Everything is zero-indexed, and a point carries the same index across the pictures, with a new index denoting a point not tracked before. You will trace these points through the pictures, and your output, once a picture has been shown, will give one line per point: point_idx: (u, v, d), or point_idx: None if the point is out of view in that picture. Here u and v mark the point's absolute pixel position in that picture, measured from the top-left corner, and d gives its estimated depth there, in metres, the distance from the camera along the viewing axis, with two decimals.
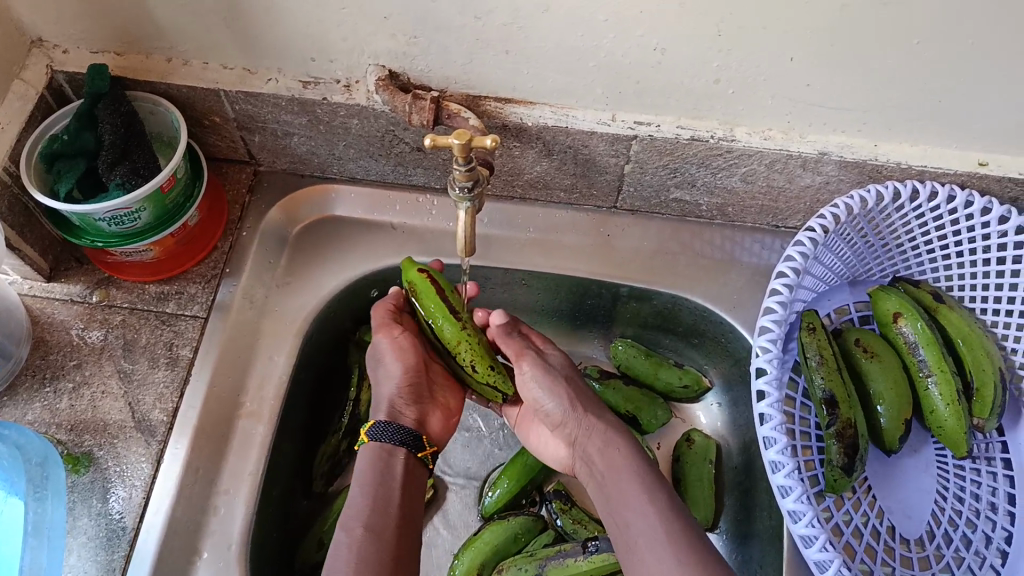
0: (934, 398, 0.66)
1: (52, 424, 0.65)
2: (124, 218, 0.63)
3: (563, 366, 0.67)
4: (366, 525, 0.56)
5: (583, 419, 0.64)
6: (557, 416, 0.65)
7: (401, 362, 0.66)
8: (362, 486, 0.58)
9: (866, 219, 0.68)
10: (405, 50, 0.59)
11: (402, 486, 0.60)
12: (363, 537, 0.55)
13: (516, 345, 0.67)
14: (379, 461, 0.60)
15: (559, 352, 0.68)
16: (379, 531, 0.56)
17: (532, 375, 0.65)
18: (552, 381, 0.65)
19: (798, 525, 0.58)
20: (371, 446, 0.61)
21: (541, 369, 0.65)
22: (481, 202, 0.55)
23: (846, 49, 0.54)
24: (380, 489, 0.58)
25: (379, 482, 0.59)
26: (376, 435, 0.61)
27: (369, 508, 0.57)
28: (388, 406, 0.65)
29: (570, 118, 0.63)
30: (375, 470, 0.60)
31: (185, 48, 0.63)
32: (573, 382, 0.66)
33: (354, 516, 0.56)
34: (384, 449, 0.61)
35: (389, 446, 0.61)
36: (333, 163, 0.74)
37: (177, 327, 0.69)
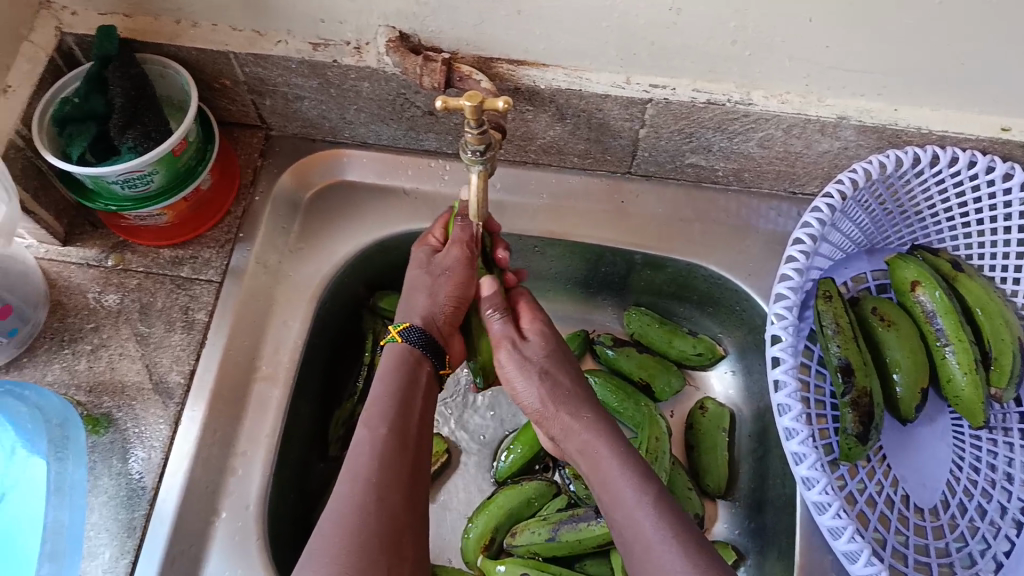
0: (951, 367, 0.65)
1: (72, 385, 0.66)
2: (136, 181, 0.63)
3: (541, 347, 0.62)
4: (392, 428, 0.55)
5: (557, 415, 0.59)
6: (532, 407, 0.61)
7: (460, 286, 0.62)
8: (390, 390, 0.57)
9: (884, 185, 0.67)
10: (415, 11, 0.58)
11: (427, 396, 0.58)
12: (387, 438, 0.54)
13: (501, 329, 0.63)
14: (405, 365, 0.59)
15: (537, 327, 0.64)
16: (402, 438, 0.55)
17: (510, 367, 0.62)
18: (526, 373, 0.61)
19: (811, 492, 0.57)
20: (400, 349, 0.59)
21: (513, 362, 0.61)
22: (493, 165, 0.55)
23: (866, 9, 0.52)
24: (408, 395, 0.57)
25: (407, 389, 0.57)
26: (410, 339, 0.59)
27: (395, 411, 0.56)
28: (428, 313, 0.61)
29: (584, 81, 0.62)
30: (403, 373, 0.58)
31: (194, 10, 0.62)
32: (550, 370, 0.61)
33: (380, 414, 0.55)
34: (413, 355, 0.59)
35: (417, 352, 0.59)
36: (345, 127, 0.74)
37: (193, 291, 0.70)
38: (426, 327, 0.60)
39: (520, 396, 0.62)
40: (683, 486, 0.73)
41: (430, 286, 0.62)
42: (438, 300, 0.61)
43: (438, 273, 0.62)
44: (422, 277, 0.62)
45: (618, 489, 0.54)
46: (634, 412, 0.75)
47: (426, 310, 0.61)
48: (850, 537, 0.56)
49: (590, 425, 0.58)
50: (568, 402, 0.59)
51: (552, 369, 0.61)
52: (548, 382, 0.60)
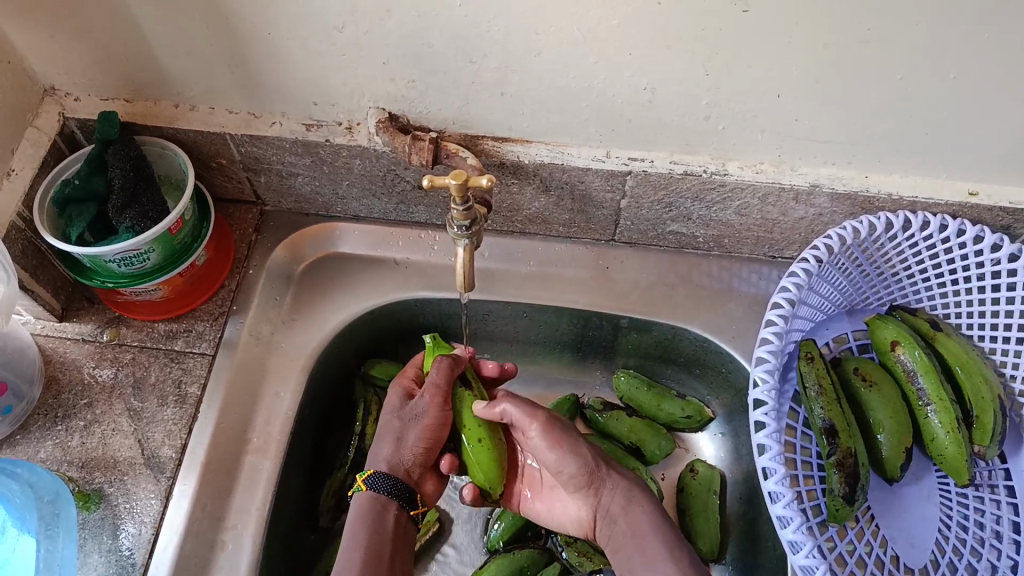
0: (934, 426, 0.67)
1: (64, 462, 0.67)
2: (133, 259, 0.64)
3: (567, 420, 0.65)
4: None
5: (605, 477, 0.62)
6: (579, 476, 0.62)
7: (432, 430, 0.62)
8: (355, 541, 0.59)
9: (860, 249, 0.69)
10: (404, 93, 0.61)
11: (394, 537, 0.60)
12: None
13: (520, 410, 0.60)
14: (371, 513, 0.61)
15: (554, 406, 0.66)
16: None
17: (545, 438, 0.61)
18: (572, 443, 0.62)
19: (798, 556, 0.58)
20: (366, 496, 0.61)
21: (560, 432, 0.61)
22: (479, 238, 0.57)
23: (830, 86, 0.55)
24: (375, 543, 0.59)
25: (373, 537, 0.59)
26: (375, 485, 0.61)
27: (363, 562, 0.58)
28: (394, 457, 0.62)
29: (566, 155, 0.65)
30: (368, 522, 0.60)
31: (192, 95, 0.65)
32: (588, 442, 0.64)
33: (350, 568, 0.57)
34: (380, 500, 0.61)
35: (383, 497, 0.61)
36: (337, 202, 0.76)
37: (186, 365, 0.71)
38: (391, 470, 0.62)
39: (561, 467, 0.62)
40: None
41: (398, 433, 0.62)
42: (403, 448, 0.62)
43: (410, 419, 0.62)
44: (394, 420, 0.63)
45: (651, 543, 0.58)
46: None
47: (394, 455, 0.62)
48: None
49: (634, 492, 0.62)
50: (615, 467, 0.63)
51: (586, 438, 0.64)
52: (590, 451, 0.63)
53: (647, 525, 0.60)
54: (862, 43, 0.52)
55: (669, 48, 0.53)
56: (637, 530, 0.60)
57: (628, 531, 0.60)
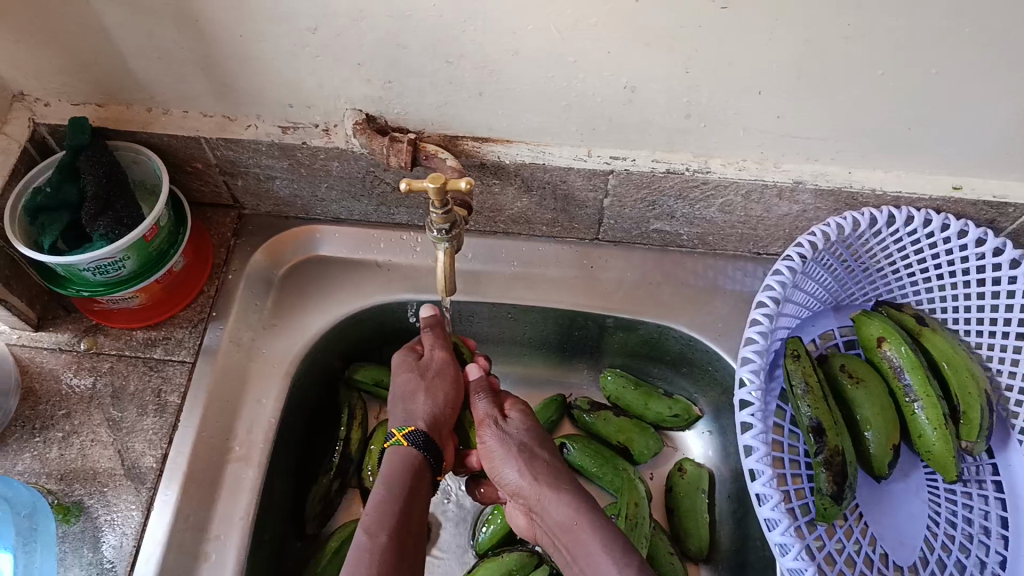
0: (922, 423, 0.66)
1: (42, 474, 0.65)
2: (108, 267, 0.63)
3: (521, 426, 0.66)
4: (390, 532, 0.57)
5: (544, 489, 0.62)
6: (515, 485, 0.64)
7: (452, 386, 0.67)
8: (390, 493, 0.59)
9: (844, 245, 0.69)
10: (381, 94, 0.60)
11: (423, 501, 0.61)
12: (387, 545, 0.57)
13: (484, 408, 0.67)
14: (410, 469, 0.61)
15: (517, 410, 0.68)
16: (400, 542, 0.58)
17: (490, 446, 0.65)
18: (509, 452, 0.64)
19: (786, 558, 0.57)
20: (406, 451, 0.62)
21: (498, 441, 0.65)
22: (459, 241, 0.56)
23: (811, 82, 0.55)
24: (407, 499, 0.59)
25: (406, 493, 0.60)
26: (416, 441, 0.62)
27: (395, 516, 0.58)
28: (429, 414, 0.64)
29: (546, 154, 0.64)
30: (403, 477, 0.60)
31: (166, 99, 0.64)
32: (531, 454, 0.64)
33: (381, 521, 0.58)
34: (420, 456, 0.62)
35: (420, 456, 0.62)
36: (316, 204, 0.75)
37: (165, 373, 0.70)
38: (430, 426, 0.64)
39: (502, 474, 0.65)
40: (664, 551, 0.72)
41: (426, 387, 0.66)
42: (436, 401, 0.65)
43: (432, 376, 0.66)
44: (414, 378, 0.66)
45: (596, 560, 0.57)
46: (613, 476, 0.75)
47: (429, 414, 0.64)
48: None
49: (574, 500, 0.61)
50: (550, 479, 0.63)
51: (533, 446, 0.65)
52: (530, 456, 0.64)
53: (589, 541, 0.58)
54: (842, 39, 0.51)
55: (648, 46, 0.52)
56: (574, 549, 0.59)
57: (568, 544, 0.60)
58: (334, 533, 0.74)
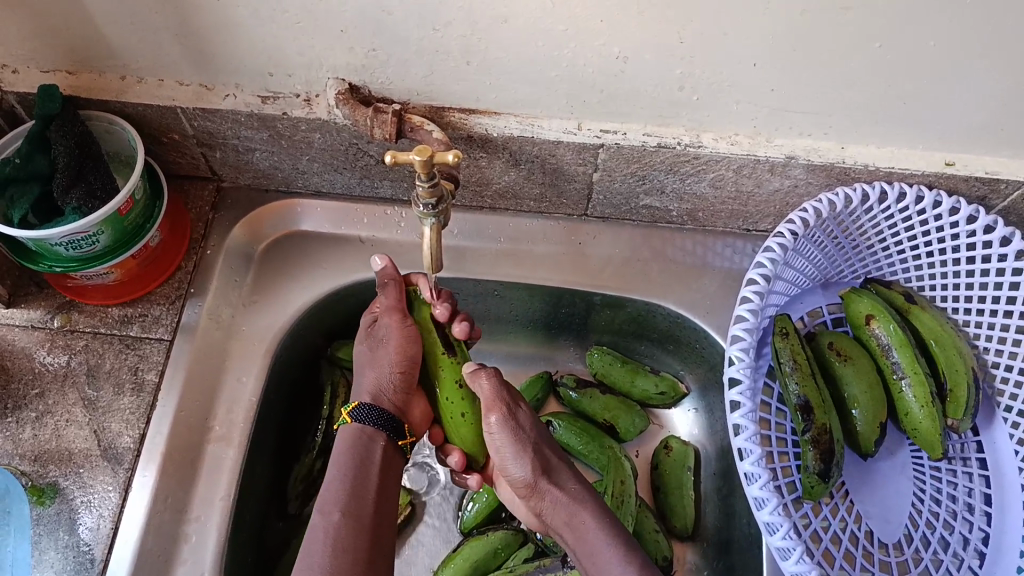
0: (909, 400, 0.66)
1: (16, 455, 0.64)
2: (81, 242, 0.61)
3: (528, 421, 0.62)
4: (345, 510, 0.55)
5: (548, 487, 0.61)
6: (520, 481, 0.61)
7: (401, 350, 0.62)
8: (341, 470, 0.57)
9: (835, 222, 0.68)
10: (365, 63, 0.58)
11: (381, 474, 0.58)
12: (341, 523, 0.54)
13: (491, 390, 0.60)
14: (358, 443, 0.59)
15: (524, 403, 0.63)
16: (356, 518, 0.55)
17: (501, 436, 0.60)
18: (524, 447, 0.60)
19: (775, 538, 0.57)
20: (352, 428, 0.60)
21: (512, 433, 0.60)
22: (446, 217, 0.54)
23: (807, 54, 0.53)
24: (358, 471, 0.57)
25: (358, 468, 0.57)
26: (361, 416, 0.60)
27: (348, 492, 0.56)
28: (376, 388, 0.62)
29: (536, 128, 0.62)
30: (355, 450, 0.59)
31: (139, 66, 0.61)
32: (541, 445, 0.62)
33: (333, 499, 0.56)
34: (367, 432, 0.60)
35: (370, 429, 0.60)
36: (297, 177, 0.73)
37: (142, 351, 0.68)
38: (375, 401, 0.61)
39: (505, 465, 0.61)
40: (649, 529, 0.72)
41: (372, 358, 0.62)
42: (383, 372, 0.61)
43: (379, 346, 0.62)
44: (366, 352, 0.63)
45: (606, 559, 0.56)
46: (598, 455, 0.75)
47: (375, 387, 0.62)
48: None
49: (576, 499, 0.60)
50: (558, 472, 0.61)
51: (541, 442, 0.62)
52: (540, 447, 0.62)
53: (597, 537, 0.58)
54: (840, 10, 0.50)
55: (642, 16, 0.51)
56: (580, 541, 0.59)
57: (576, 543, 0.59)
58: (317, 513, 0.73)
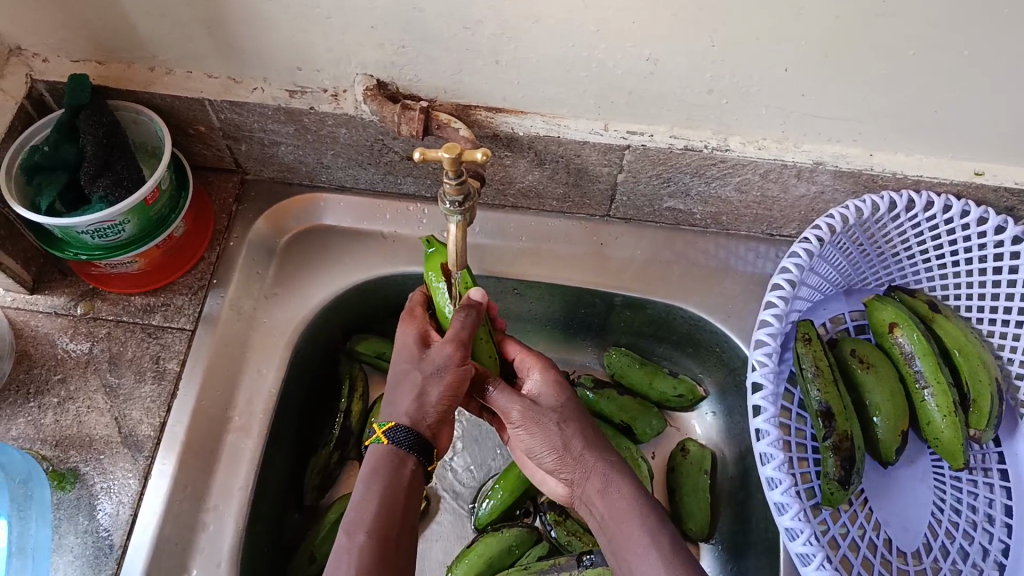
0: (930, 409, 0.66)
1: (37, 440, 0.64)
2: (107, 231, 0.61)
3: (552, 400, 0.60)
4: (371, 532, 0.52)
5: (582, 461, 0.58)
6: (552, 462, 0.59)
7: (454, 388, 0.56)
8: (370, 489, 0.53)
9: (861, 229, 0.67)
10: (393, 60, 0.58)
11: (410, 497, 0.55)
12: (366, 544, 0.51)
13: (503, 396, 0.59)
14: (391, 466, 0.54)
15: (548, 378, 0.61)
16: (383, 544, 0.52)
17: (525, 426, 0.59)
18: (546, 430, 0.58)
19: (795, 543, 0.57)
20: (385, 448, 0.55)
21: (534, 420, 0.59)
22: (472, 216, 0.54)
23: (840, 61, 0.53)
24: (388, 492, 0.53)
25: (389, 488, 0.54)
26: (398, 441, 0.54)
27: (376, 513, 0.53)
28: (417, 412, 0.55)
29: (562, 128, 0.62)
30: (385, 472, 0.54)
31: (168, 58, 0.62)
32: (570, 423, 0.59)
33: (360, 520, 0.52)
34: (400, 455, 0.55)
35: (403, 452, 0.55)
36: (321, 171, 0.73)
37: (164, 340, 0.68)
38: (414, 426, 0.55)
39: (536, 448, 0.60)
40: None
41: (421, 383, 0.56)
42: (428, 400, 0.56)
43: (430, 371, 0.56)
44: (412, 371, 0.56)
45: (636, 536, 0.54)
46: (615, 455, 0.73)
47: (415, 410, 0.55)
48: None
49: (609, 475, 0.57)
50: (588, 448, 0.58)
51: (569, 417, 0.59)
52: (569, 421, 0.59)
53: (630, 518, 0.55)
54: (875, 17, 0.49)
55: (675, 18, 0.51)
56: (617, 531, 0.55)
57: (608, 522, 0.56)
58: (332, 505, 0.73)
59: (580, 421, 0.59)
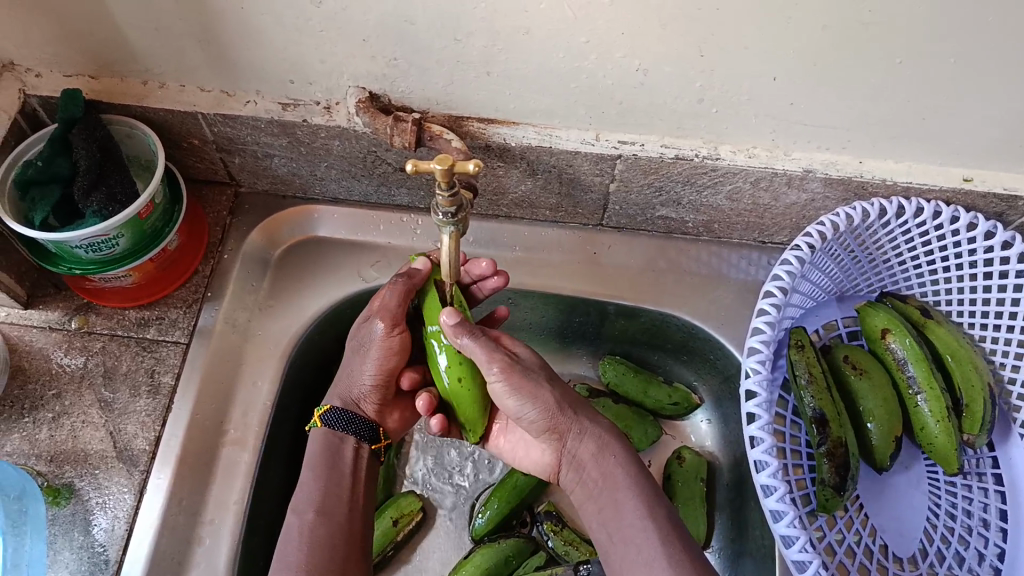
0: (924, 415, 0.66)
1: (32, 456, 0.64)
2: (101, 244, 0.62)
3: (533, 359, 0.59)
4: (318, 509, 0.55)
5: (572, 424, 0.58)
6: (539, 422, 0.57)
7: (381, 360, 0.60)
8: (314, 470, 0.57)
9: (852, 236, 0.68)
10: (385, 72, 0.58)
11: (356, 473, 0.59)
12: (314, 521, 0.55)
13: (482, 348, 0.54)
14: (329, 447, 0.59)
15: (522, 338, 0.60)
16: (330, 517, 0.56)
17: (511, 388, 0.55)
18: (535, 389, 0.56)
19: (791, 550, 0.57)
20: (321, 432, 0.59)
21: (517, 374, 0.55)
22: (465, 226, 0.54)
23: (828, 69, 0.54)
24: (333, 472, 0.58)
25: (332, 469, 0.58)
26: (330, 422, 0.59)
27: (322, 494, 0.56)
28: (347, 392, 0.62)
29: (554, 138, 0.63)
30: (326, 453, 0.59)
31: (161, 72, 0.62)
32: (553, 381, 0.58)
33: (307, 499, 0.56)
34: (336, 436, 0.59)
35: (339, 434, 0.59)
36: (314, 183, 0.73)
37: (159, 354, 0.68)
38: (346, 407, 0.61)
39: (521, 410, 0.57)
40: None
41: (352, 362, 0.61)
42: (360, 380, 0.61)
43: (360, 349, 0.61)
44: (352, 353, 0.62)
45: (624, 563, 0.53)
46: None
47: (347, 391, 0.62)
48: (815, 571, 0.56)
49: (602, 436, 0.58)
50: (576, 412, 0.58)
51: (551, 375, 0.58)
52: (557, 396, 0.57)
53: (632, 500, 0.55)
54: (862, 26, 0.50)
55: (663, 29, 0.51)
56: (608, 487, 0.56)
57: (602, 484, 0.56)
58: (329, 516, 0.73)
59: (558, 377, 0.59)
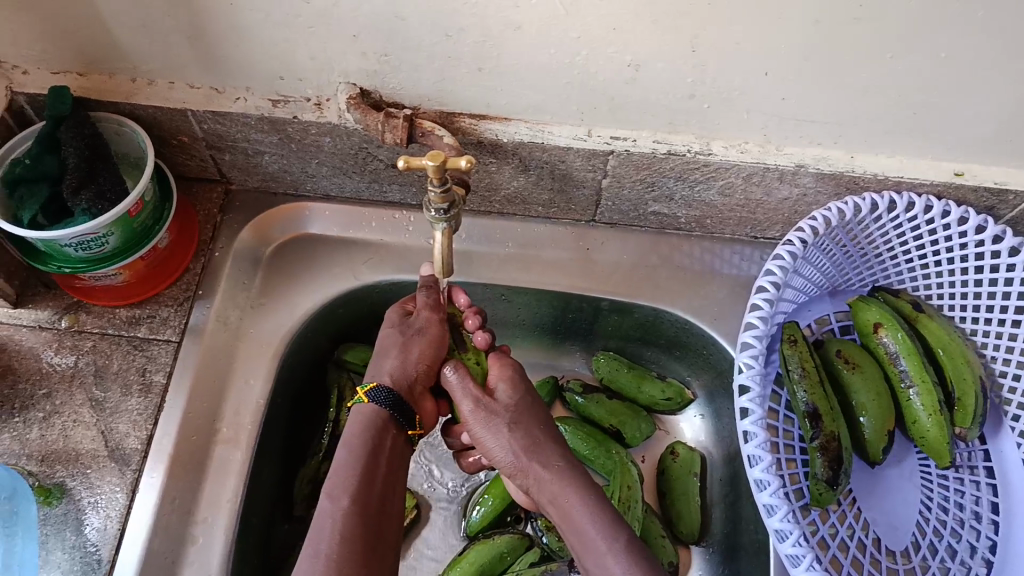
0: (917, 409, 0.66)
1: (23, 456, 0.64)
2: (90, 243, 0.61)
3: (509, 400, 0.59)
4: (353, 496, 0.53)
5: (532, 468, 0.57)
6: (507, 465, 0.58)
7: (433, 345, 0.61)
8: (351, 454, 0.55)
9: (844, 230, 0.68)
10: (377, 68, 0.58)
11: (392, 460, 0.56)
12: (349, 511, 0.52)
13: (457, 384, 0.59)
14: (372, 428, 0.56)
15: (505, 377, 0.60)
16: (364, 507, 0.53)
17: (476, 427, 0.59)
18: (495, 431, 0.58)
19: (784, 544, 0.57)
20: (369, 411, 0.57)
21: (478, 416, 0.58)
22: (457, 221, 0.54)
23: (819, 64, 0.54)
24: (371, 459, 0.55)
25: (370, 454, 0.55)
26: (379, 400, 0.57)
27: (359, 480, 0.54)
28: (397, 371, 0.59)
29: (546, 134, 0.62)
30: (365, 434, 0.56)
31: (150, 69, 0.61)
32: (518, 425, 0.58)
33: (341, 484, 0.54)
34: (383, 416, 0.57)
35: (388, 414, 0.57)
36: (306, 180, 0.73)
37: (150, 352, 0.68)
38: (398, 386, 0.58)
39: (490, 451, 0.59)
40: (656, 534, 0.72)
41: (400, 344, 0.60)
42: (412, 360, 0.59)
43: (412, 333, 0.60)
44: (394, 336, 0.61)
45: None
46: (605, 459, 0.74)
47: (397, 371, 0.59)
48: (809, 566, 0.57)
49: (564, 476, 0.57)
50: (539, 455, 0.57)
51: (520, 419, 0.59)
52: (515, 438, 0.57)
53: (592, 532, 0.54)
54: (853, 21, 0.50)
55: (654, 23, 0.51)
56: (563, 524, 0.56)
57: (559, 523, 0.56)
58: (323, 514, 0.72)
59: (532, 420, 0.59)
